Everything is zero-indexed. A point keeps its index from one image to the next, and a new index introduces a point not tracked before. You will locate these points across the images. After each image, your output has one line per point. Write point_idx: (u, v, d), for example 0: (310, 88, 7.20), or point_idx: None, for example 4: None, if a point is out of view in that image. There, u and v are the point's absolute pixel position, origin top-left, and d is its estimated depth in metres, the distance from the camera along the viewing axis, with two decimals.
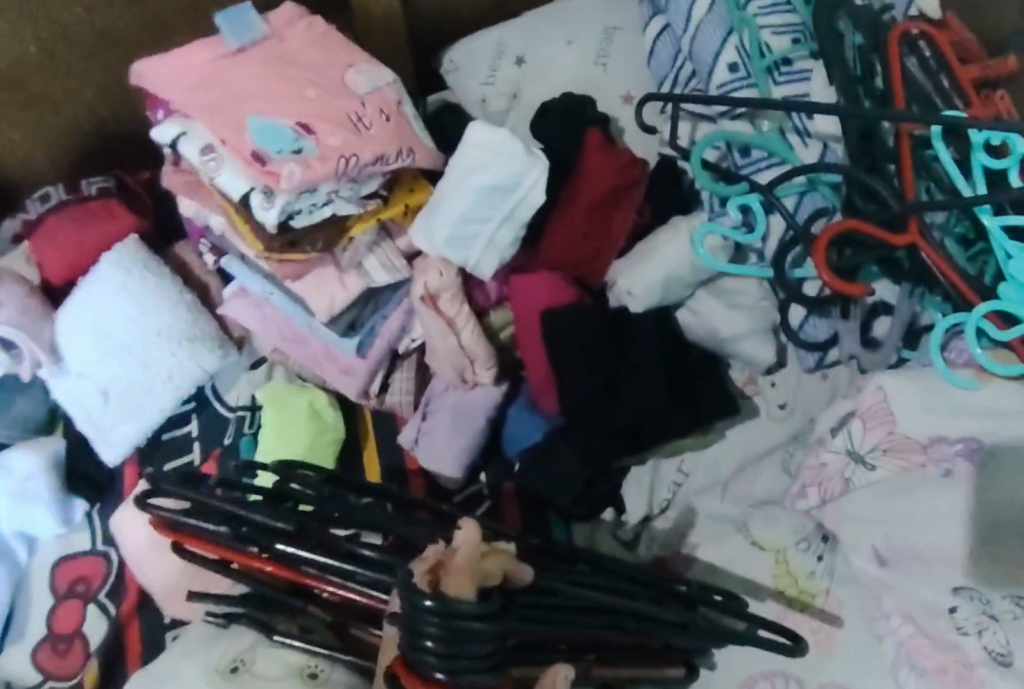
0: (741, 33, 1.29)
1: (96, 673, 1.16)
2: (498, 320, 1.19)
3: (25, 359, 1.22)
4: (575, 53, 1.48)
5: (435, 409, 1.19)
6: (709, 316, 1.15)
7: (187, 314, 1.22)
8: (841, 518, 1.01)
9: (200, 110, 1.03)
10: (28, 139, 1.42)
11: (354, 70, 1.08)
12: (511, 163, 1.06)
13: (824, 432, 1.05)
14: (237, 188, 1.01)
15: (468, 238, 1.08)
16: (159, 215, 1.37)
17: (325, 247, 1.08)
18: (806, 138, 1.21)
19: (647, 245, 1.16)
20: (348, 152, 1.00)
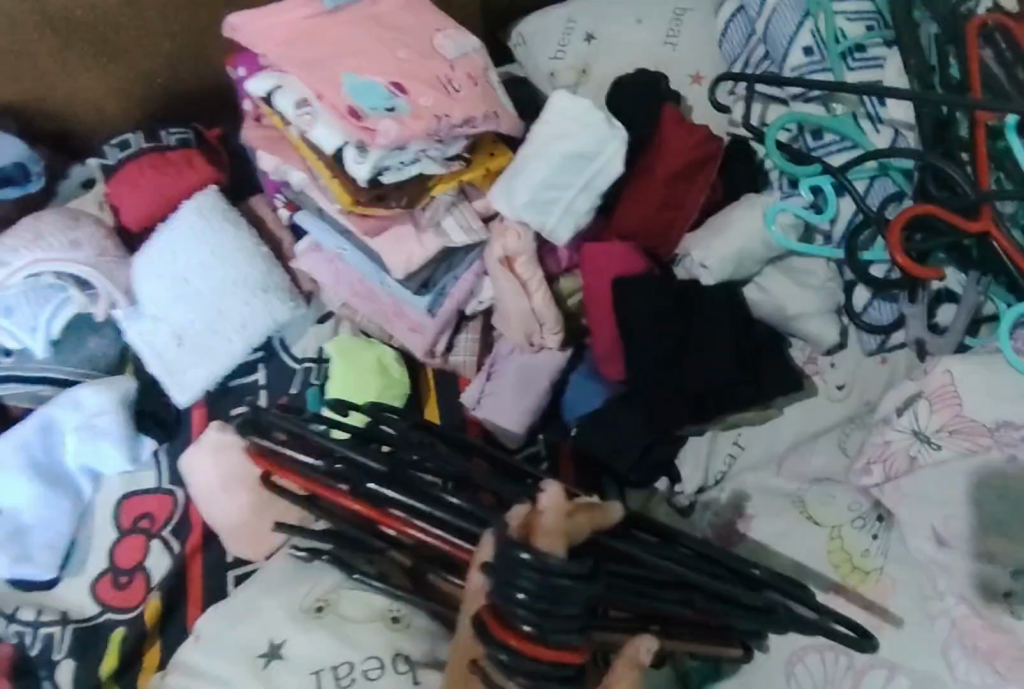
0: (817, 17, 1.26)
1: (158, 607, 1.17)
2: (566, 286, 1.23)
3: (101, 299, 1.22)
4: (644, 32, 1.45)
5: (500, 369, 1.21)
6: (777, 292, 1.16)
7: (263, 265, 1.24)
8: (899, 497, 0.98)
9: (298, 64, 1.06)
10: (101, 90, 1.43)
11: (443, 33, 1.11)
12: (591, 130, 1.09)
13: (890, 411, 1.03)
14: (332, 143, 1.05)
15: (547, 203, 1.11)
16: (233, 172, 1.39)
17: (408, 205, 1.10)
18: (878, 124, 1.19)
19: (719, 220, 1.19)
20: (440, 112, 1.03)
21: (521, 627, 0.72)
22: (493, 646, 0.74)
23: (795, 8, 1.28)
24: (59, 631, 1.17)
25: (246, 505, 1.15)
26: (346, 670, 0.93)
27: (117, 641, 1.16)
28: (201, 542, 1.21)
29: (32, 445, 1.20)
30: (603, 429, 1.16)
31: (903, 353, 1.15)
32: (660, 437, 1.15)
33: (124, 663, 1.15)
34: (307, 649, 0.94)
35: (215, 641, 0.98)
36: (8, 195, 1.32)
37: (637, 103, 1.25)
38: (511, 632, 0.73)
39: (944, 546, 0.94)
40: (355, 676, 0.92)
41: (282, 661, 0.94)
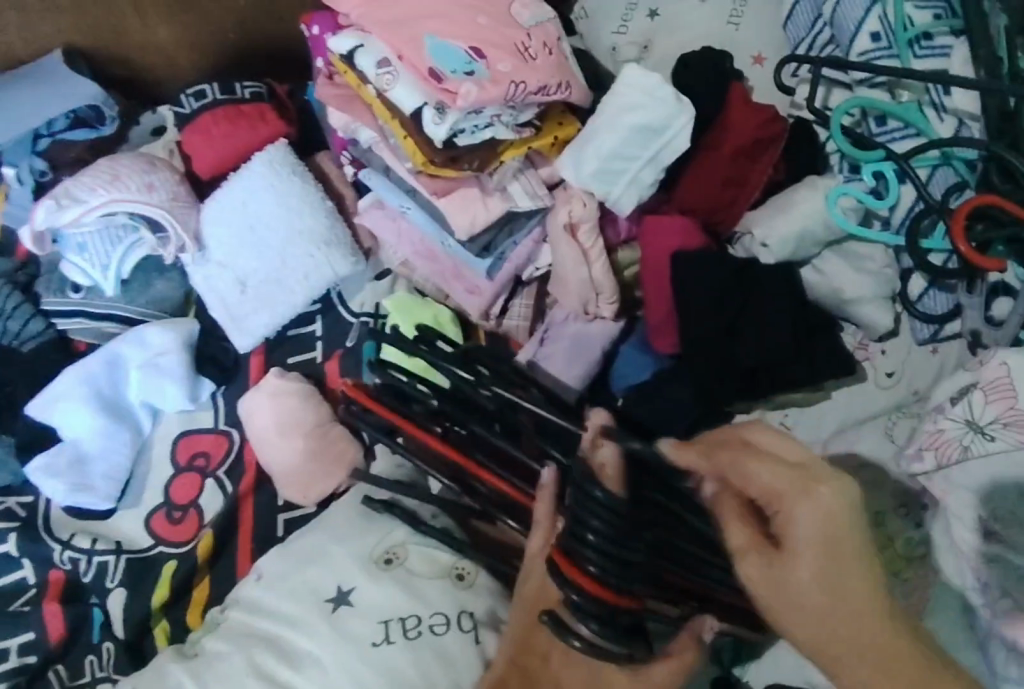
0: (886, 6, 1.26)
1: (210, 541, 1.20)
2: (624, 259, 1.25)
3: (171, 243, 1.25)
4: (711, 11, 1.45)
5: (554, 335, 1.23)
6: (836, 276, 1.18)
7: (326, 219, 1.26)
8: (950, 486, 0.99)
9: (381, 24, 1.09)
10: (177, 41, 1.45)
11: (522, 1, 1.13)
12: (664, 106, 1.10)
13: (943, 401, 1.04)
14: (411, 102, 1.08)
15: (615, 174, 1.13)
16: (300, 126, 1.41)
17: (480, 167, 1.12)
18: (942, 113, 1.19)
19: (782, 199, 1.20)
20: (517, 79, 1.05)
21: (586, 568, 0.82)
22: (565, 585, 0.84)
23: None
24: (113, 561, 1.21)
25: (302, 450, 1.18)
26: (414, 622, 0.96)
27: (168, 576, 1.20)
28: (255, 482, 1.24)
29: (98, 378, 1.23)
30: (654, 397, 1.18)
31: (955, 345, 1.15)
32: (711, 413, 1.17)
33: (175, 593, 1.19)
34: (375, 597, 0.98)
35: (276, 581, 1.02)
36: (82, 137, 1.36)
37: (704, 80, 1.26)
38: (577, 570, 0.83)
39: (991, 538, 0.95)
40: (421, 629, 0.95)
41: (351, 606, 0.97)
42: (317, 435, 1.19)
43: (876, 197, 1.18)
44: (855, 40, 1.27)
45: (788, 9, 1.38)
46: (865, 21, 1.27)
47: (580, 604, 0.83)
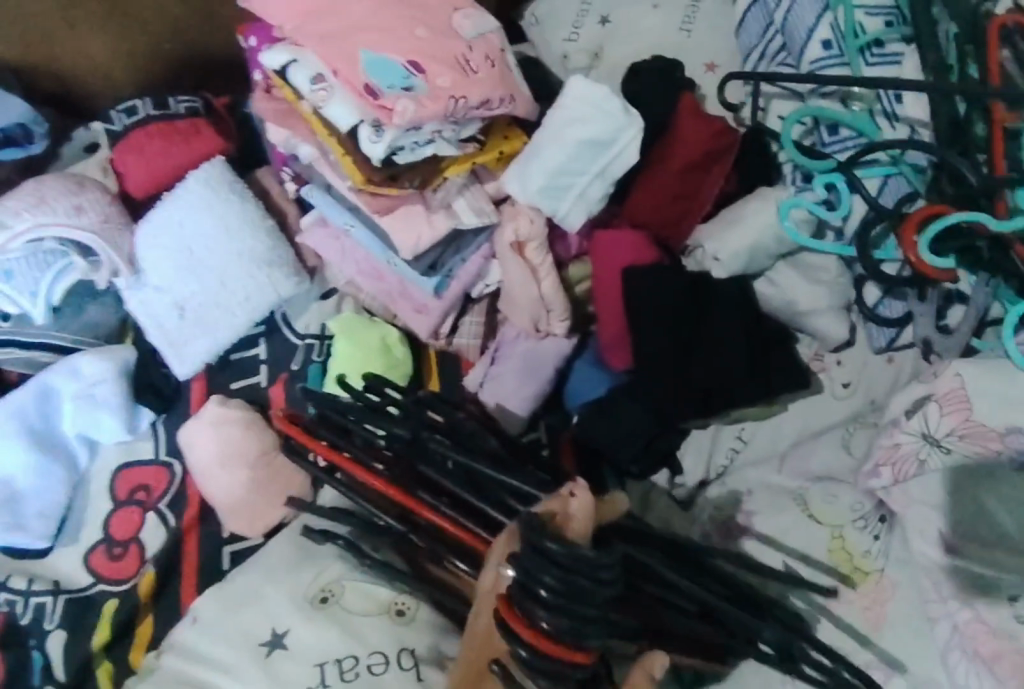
0: (837, 11, 1.24)
1: (152, 579, 1.16)
2: (575, 274, 1.22)
3: (103, 267, 1.20)
4: (661, 18, 1.42)
5: (504, 354, 1.20)
6: (787, 288, 1.16)
7: (268, 238, 1.22)
8: (908, 501, 0.96)
9: (316, 37, 1.05)
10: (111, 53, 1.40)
11: (462, 12, 1.09)
12: (609, 119, 1.08)
13: (898, 415, 1.02)
14: (347, 120, 1.04)
15: (561, 189, 1.10)
16: (240, 141, 1.36)
17: (421, 186, 1.10)
18: (894, 121, 1.17)
19: (734, 212, 1.18)
20: (457, 93, 1.02)
21: (539, 624, 0.79)
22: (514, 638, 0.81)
23: (814, 1, 1.25)
24: (50, 602, 1.15)
25: (247, 480, 1.14)
26: (351, 663, 0.94)
27: (110, 615, 1.14)
28: (200, 514, 1.20)
29: (28, 411, 1.19)
30: (608, 415, 1.14)
31: (910, 353, 1.13)
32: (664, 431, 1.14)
33: (119, 634, 1.14)
34: (309, 639, 0.96)
35: (212, 623, 1.00)
36: (11, 157, 1.30)
37: (654, 92, 1.24)
38: (526, 624, 0.79)
39: (949, 551, 0.93)
40: (359, 670, 0.94)
41: (285, 650, 0.96)
42: (262, 465, 1.15)
43: (828, 207, 1.16)
44: (805, 48, 1.26)
45: (739, 14, 1.35)
46: (815, 29, 1.25)
47: (530, 660, 0.80)
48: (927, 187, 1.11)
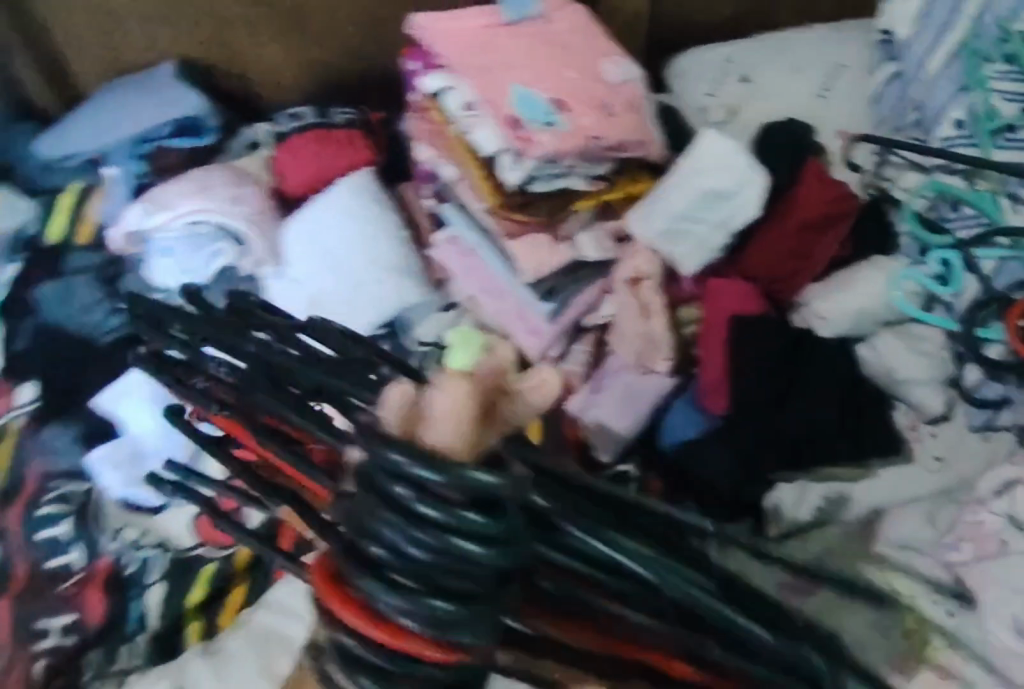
0: (974, 95, 1.27)
1: (247, 554, 1.22)
2: (685, 316, 1.26)
3: (251, 256, 1.31)
4: (800, 82, 1.47)
5: (606, 385, 1.25)
6: (887, 353, 1.18)
7: (399, 249, 1.32)
8: (983, 578, 0.97)
9: (472, 69, 1.15)
10: (288, 63, 1.53)
11: (611, 60, 1.18)
12: (732, 173, 1.14)
13: (986, 494, 1.04)
14: (489, 147, 1.12)
15: (682, 234, 1.16)
16: (389, 157, 1.47)
17: (549, 216, 1.17)
18: (1017, 205, 1.20)
19: (846, 277, 1.22)
20: (596, 132, 1.10)
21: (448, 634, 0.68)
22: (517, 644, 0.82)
23: (952, 82, 1.29)
24: (157, 556, 1.24)
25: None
26: None
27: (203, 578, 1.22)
28: None
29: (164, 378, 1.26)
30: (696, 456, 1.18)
31: (1007, 437, 1.13)
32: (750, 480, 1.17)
33: (210, 595, 1.21)
34: None
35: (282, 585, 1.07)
36: (180, 145, 1.45)
37: (784, 156, 1.28)
38: (336, 589, 0.64)
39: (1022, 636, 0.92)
40: None
41: None
42: None
43: (942, 283, 1.19)
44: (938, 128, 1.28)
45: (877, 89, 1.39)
46: (949, 110, 1.29)
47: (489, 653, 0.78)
48: None
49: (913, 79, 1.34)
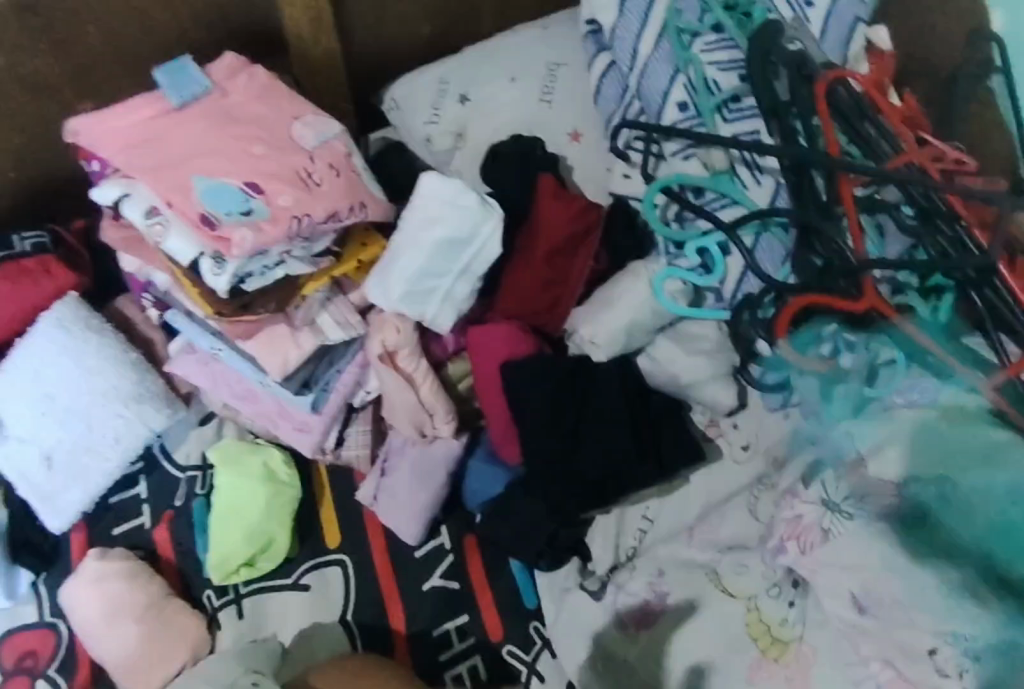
0: (688, 70, 0.99)
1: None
2: (457, 372, 1.01)
3: None
4: (517, 97, 1.12)
5: (393, 466, 1.00)
6: (669, 362, 0.96)
7: (222, 288, 0.85)
8: (818, 568, 0.84)
9: (145, 169, 0.87)
10: (196, 141, 0.89)
11: (302, 119, 0.93)
12: (461, 217, 0.89)
13: (795, 481, 0.89)
14: (186, 254, 0.86)
15: (426, 293, 0.91)
16: (324, 214, 0.88)
17: (278, 308, 0.91)
18: (759, 174, 0.96)
19: (605, 292, 0.97)
20: (300, 212, 0.86)
21: None
22: None
23: (665, 63, 1.00)
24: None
25: (135, 637, 0.93)
26: None
27: None
28: (94, 675, 0.95)
29: None
30: (508, 518, 0.96)
31: None
32: (566, 524, 0.95)
33: None
34: None
35: None
36: None
37: (511, 177, 1.00)
38: None
39: (866, 613, 0.81)
40: None
41: None
42: (152, 618, 0.94)
43: (704, 271, 0.96)
44: (661, 113, 1.00)
45: (729, 50, 0.98)
46: (714, 83, 0.98)
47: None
48: (795, 250, 0.93)
49: (627, 66, 1.03)
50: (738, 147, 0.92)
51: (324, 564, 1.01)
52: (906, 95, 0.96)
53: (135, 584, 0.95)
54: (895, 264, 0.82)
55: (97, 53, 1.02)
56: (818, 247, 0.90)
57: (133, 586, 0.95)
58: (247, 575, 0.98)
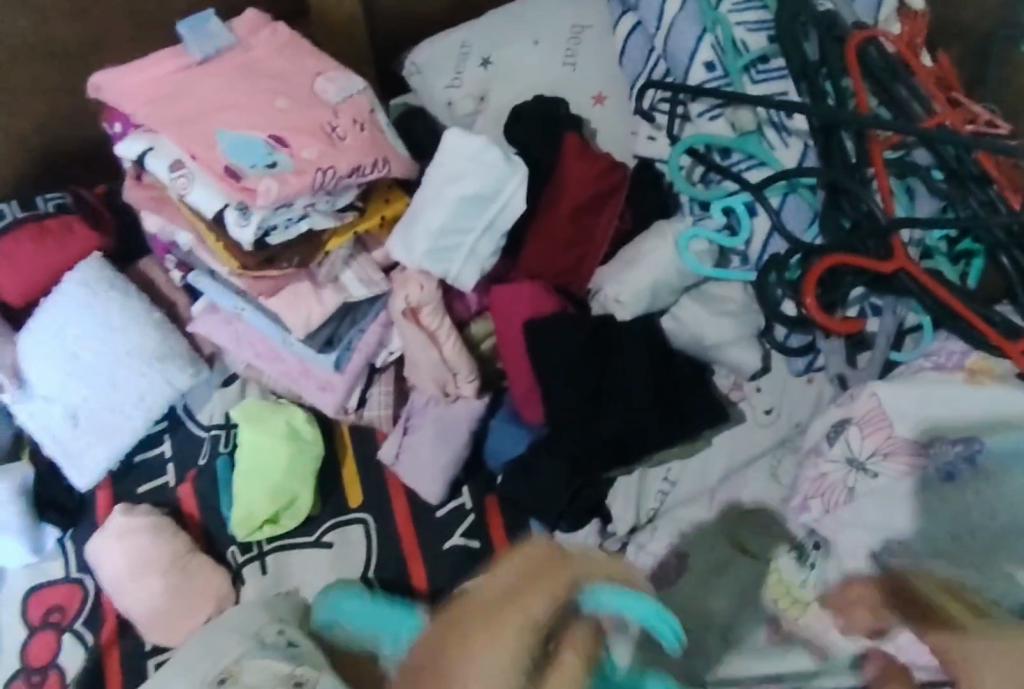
0: (715, 30, 0.97)
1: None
2: (479, 331, 1.01)
3: None
4: (541, 59, 1.12)
5: (416, 425, 1.00)
6: (693, 322, 0.96)
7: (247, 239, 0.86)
8: (841, 527, 0.84)
9: (171, 122, 0.87)
10: (221, 96, 0.89)
11: (326, 75, 0.92)
12: (487, 171, 0.89)
13: (820, 439, 0.88)
14: (210, 206, 0.86)
15: (450, 249, 0.91)
16: (349, 167, 0.88)
17: (302, 264, 0.92)
18: (786, 135, 0.95)
19: (630, 251, 0.97)
20: (324, 164, 0.86)
21: None
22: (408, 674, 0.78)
23: (692, 21, 0.98)
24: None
25: (160, 590, 0.93)
26: None
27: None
28: (119, 629, 0.96)
29: None
30: (528, 479, 0.96)
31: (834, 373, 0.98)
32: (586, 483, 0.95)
33: None
34: None
35: None
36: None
37: (536, 139, 1.00)
38: None
39: (890, 574, 0.82)
40: None
41: None
42: (177, 572, 0.95)
43: (730, 232, 0.95)
44: (687, 73, 0.98)
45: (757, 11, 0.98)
46: (741, 42, 0.97)
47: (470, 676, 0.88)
48: (823, 209, 0.91)
49: (653, 26, 1.02)
50: (765, 105, 0.91)
51: (347, 522, 1.01)
52: (935, 57, 0.96)
53: (159, 538, 0.96)
54: (928, 221, 0.83)
55: (120, 10, 1.02)
56: (846, 208, 0.89)
57: (156, 541, 0.95)
58: (270, 532, 0.99)
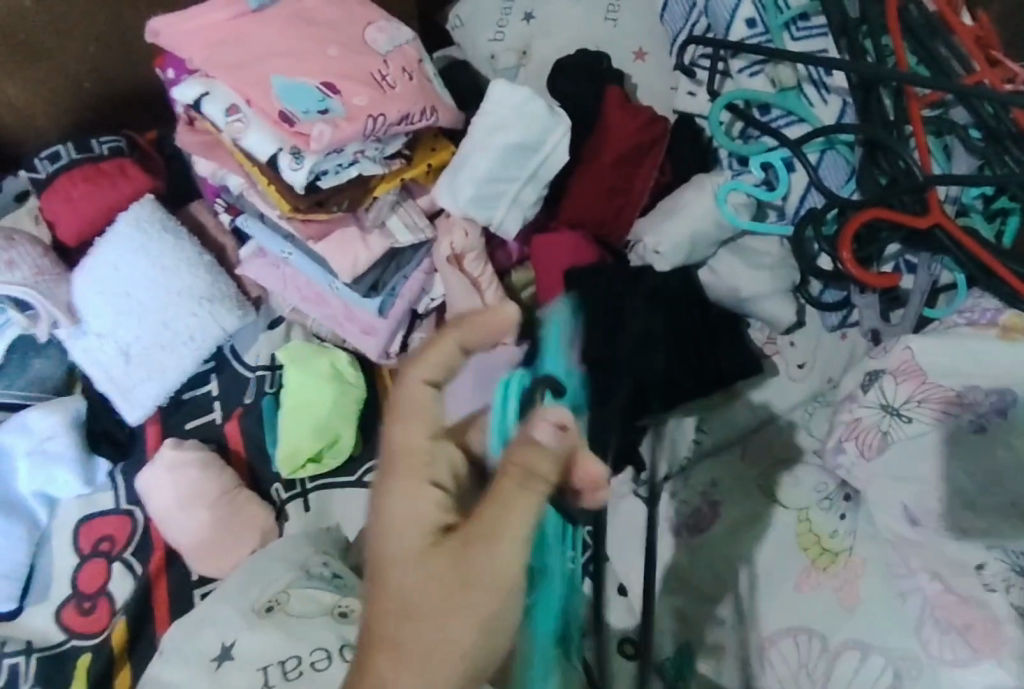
0: None
1: (124, 630, 0.97)
2: (519, 280, 1.04)
3: (42, 318, 1.03)
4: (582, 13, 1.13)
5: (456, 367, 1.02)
6: (729, 275, 0.98)
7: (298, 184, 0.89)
8: (871, 475, 0.86)
9: (227, 67, 0.90)
10: (273, 42, 0.91)
11: (376, 25, 0.95)
12: (532, 122, 0.92)
13: (853, 389, 0.90)
14: (264, 150, 0.89)
15: (494, 197, 0.94)
16: (399, 115, 0.90)
17: (351, 207, 0.94)
18: (825, 92, 0.96)
19: (668, 203, 0.99)
20: (375, 111, 0.88)
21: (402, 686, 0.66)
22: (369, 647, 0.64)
23: None
24: (23, 662, 0.97)
25: (209, 522, 0.97)
26: (294, 663, 0.83)
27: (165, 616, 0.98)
28: (167, 558, 1.00)
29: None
30: None
31: None
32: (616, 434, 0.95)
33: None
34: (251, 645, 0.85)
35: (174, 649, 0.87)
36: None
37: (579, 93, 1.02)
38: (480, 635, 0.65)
39: (918, 525, 0.84)
40: (302, 668, 0.83)
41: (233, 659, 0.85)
42: (225, 504, 0.98)
43: (768, 188, 0.97)
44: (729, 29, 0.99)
45: None
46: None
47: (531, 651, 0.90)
48: (862, 165, 0.93)
49: None
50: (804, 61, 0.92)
51: None
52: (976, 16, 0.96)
53: (205, 471, 0.99)
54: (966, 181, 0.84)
55: None
56: (883, 164, 0.91)
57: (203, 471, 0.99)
58: (313, 470, 1.03)
